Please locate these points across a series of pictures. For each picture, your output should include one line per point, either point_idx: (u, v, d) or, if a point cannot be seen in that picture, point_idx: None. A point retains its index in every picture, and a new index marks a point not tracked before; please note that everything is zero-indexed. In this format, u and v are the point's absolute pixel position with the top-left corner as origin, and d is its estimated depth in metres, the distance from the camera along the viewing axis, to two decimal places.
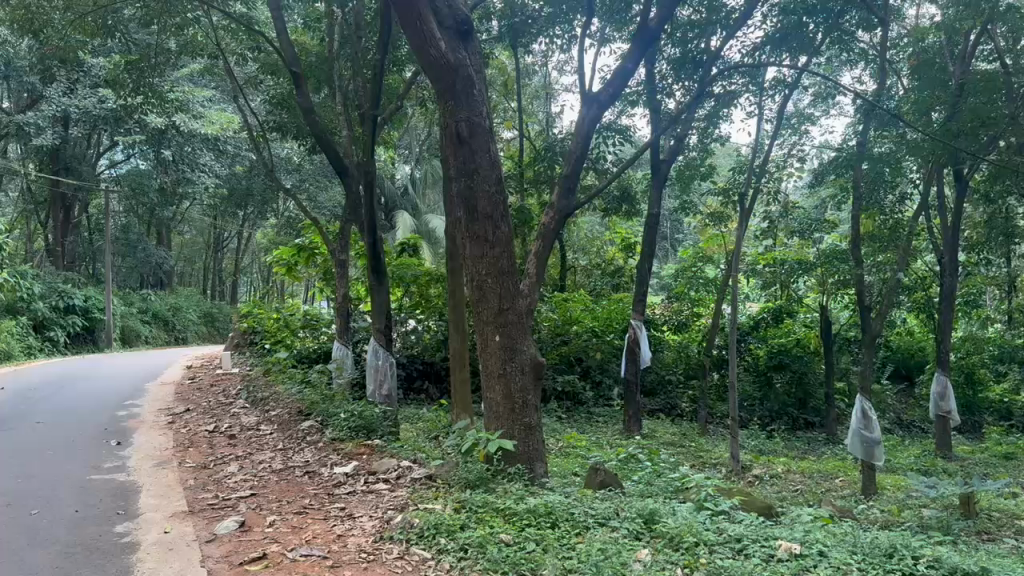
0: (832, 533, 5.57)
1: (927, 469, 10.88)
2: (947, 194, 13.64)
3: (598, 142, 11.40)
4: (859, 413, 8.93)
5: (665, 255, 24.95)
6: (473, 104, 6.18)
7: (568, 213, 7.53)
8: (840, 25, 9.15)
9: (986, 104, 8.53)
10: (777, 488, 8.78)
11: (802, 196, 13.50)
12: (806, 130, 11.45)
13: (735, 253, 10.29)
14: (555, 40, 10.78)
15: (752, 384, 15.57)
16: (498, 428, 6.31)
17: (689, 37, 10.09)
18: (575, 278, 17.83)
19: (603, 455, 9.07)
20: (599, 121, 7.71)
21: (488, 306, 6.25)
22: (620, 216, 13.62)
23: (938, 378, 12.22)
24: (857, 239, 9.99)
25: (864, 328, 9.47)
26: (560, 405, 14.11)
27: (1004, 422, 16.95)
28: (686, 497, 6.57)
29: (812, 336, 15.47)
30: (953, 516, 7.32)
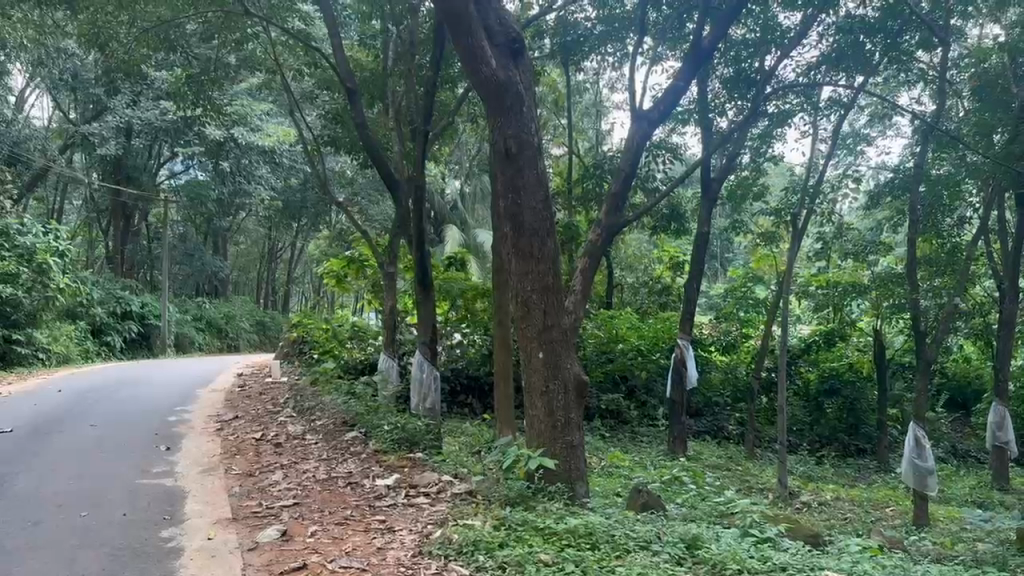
0: (881, 565, 5.43)
1: (984, 501, 10.52)
2: (1008, 218, 13.20)
3: (648, 161, 11.29)
4: (913, 441, 8.64)
5: (713, 275, 24.62)
6: (523, 121, 6.23)
7: (615, 232, 7.48)
8: (900, 45, 8.90)
9: None
10: (825, 515, 8.57)
11: (857, 217, 13.21)
12: (861, 151, 11.24)
13: (787, 275, 10.04)
14: (607, 57, 10.71)
15: (803, 409, 15.21)
16: (539, 445, 6.28)
17: (743, 55, 9.96)
18: (622, 296, 17.76)
19: (645, 476, 8.97)
20: (650, 137, 7.74)
21: (533, 322, 6.25)
22: (668, 234, 13.51)
23: (996, 408, 11.77)
24: (913, 262, 9.67)
25: (920, 354, 9.16)
26: (604, 423, 13.97)
27: None
28: (730, 523, 6.48)
29: (865, 361, 15.12)
30: (1008, 551, 7.01)
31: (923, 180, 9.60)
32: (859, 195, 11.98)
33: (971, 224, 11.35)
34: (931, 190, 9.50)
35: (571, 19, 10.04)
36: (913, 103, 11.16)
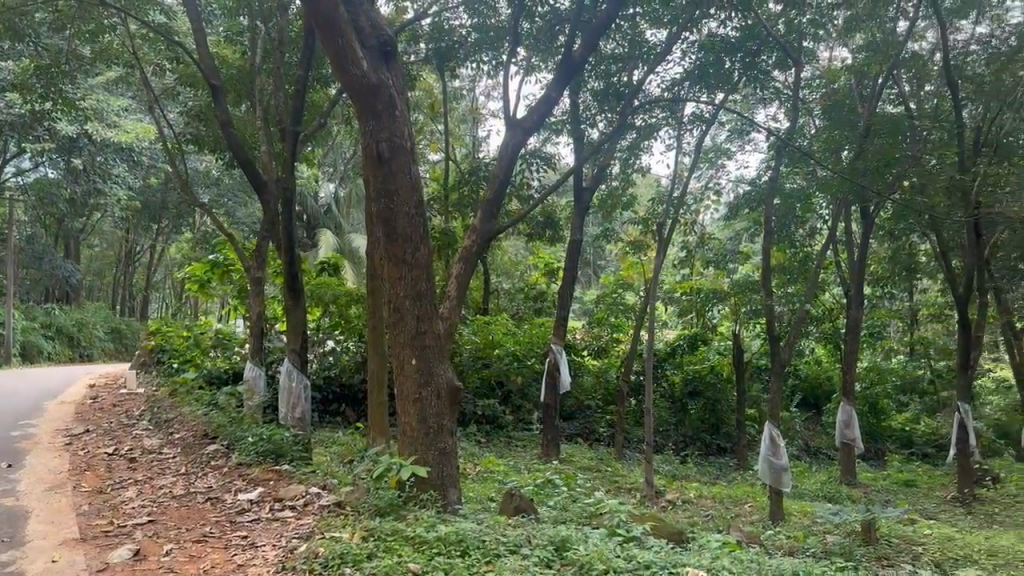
0: (738, 560, 5.69)
1: (831, 495, 11.25)
2: (853, 230, 14.16)
3: (521, 170, 11.34)
4: (768, 440, 9.12)
5: (585, 282, 25.22)
6: (395, 125, 6.16)
7: (489, 238, 7.48)
8: (757, 66, 9.37)
9: (891, 145, 9.20)
10: (689, 513, 8.92)
11: (718, 228, 13.82)
12: (721, 165, 11.72)
13: (654, 282, 10.34)
14: (482, 65, 10.69)
15: (668, 410, 15.71)
16: (410, 454, 6.21)
17: (612, 70, 10.21)
18: (498, 301, 17.93)
19: (519, 480, 9.06)
20: (524, 145, 7.82)
21: (406, 329, 6.17)
22: (543, 241, 13.73)
23: (843, 408, 12.56)
24: (768, 271, 10.31)
25: (775, 356, 9.69)
26: (479, 428, 14.02)
27: (905, 451, 16.43)
28: (599, 523, 6.65)
29: (725, 363, 15.90)
30: (853, 542, 7.47)
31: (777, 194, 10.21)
32: (721, 206, 12.58)
33: (821, 235, 12.12)
34: (785, 203, 10.08)
35: (447, 25, 9.97)
36: (769, 120, 11.61)
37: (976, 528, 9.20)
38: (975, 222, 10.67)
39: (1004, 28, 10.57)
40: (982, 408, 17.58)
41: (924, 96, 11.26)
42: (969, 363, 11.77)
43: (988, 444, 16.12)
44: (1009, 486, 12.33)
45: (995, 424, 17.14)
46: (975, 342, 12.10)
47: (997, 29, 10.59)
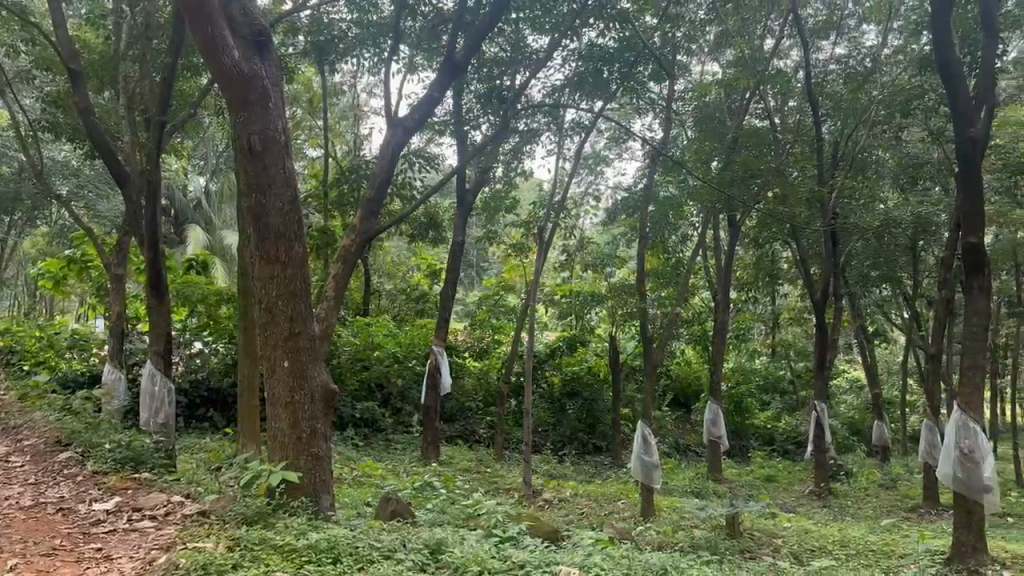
0: (610, 556, 5.86)
1: (700, 491, 11.73)
2: (721, 236, 14.82)
3: (403, 169, 11.18)
4: (641, 439, 9.42)
5: (465, 284, 25.25)
6: (269, 118, 5.98)
7: (370, 238, 7.36)
8: (634, 76, 9.56)
9: (756, 157, 9.73)
10: (565, 511, 9.07)
11: (597, 233, 14.06)
12: (601, 171, 12.09)
13: (535, 284, 10.29)
14: (363, 62, 10.49)
15: (547, 410, 16.00)
16: (281, 459, 6.02)
17: (494, 74, 10.25)
18: (379, 302, 17.70)
19: (397, 483, 8.97)
20: (406, 145, 7.69)
21: (278, 330, 5.98)
22: (424, 242, 13.61)
23: (711, 406, 13.10)
24: (641, 274, 10.79)
25: (648, 356, 10.00)
26: (357, 432, 13.69)
27: (768, 448, 17.22)
28: (476, 525, 6.68)
29: (602, 364, 16.29)
30: (719, 535, 7.79)
31: (652, 201, 10.54)
32: (600, 211, 12.91)
33: (692, 241, 12.63)
34: (660, 210, 10.45)
35: (326, 19, 9.80)
36: (645, 129, 12.06)
37: (830, 519, 9.81)
38: (831, 232, 11.34)
39: (859, 50, 11.26)
40: (836, 406, 18.80)
41: (787, 111, 11.92)
42: (825, 364, 12.52)
43: (841, 440, 17.25)
44: (858, 479, 13.23)
45: (847, 421, 18.37)
46: (830, 344, 12.91)
47: (854, 51, 11.26)
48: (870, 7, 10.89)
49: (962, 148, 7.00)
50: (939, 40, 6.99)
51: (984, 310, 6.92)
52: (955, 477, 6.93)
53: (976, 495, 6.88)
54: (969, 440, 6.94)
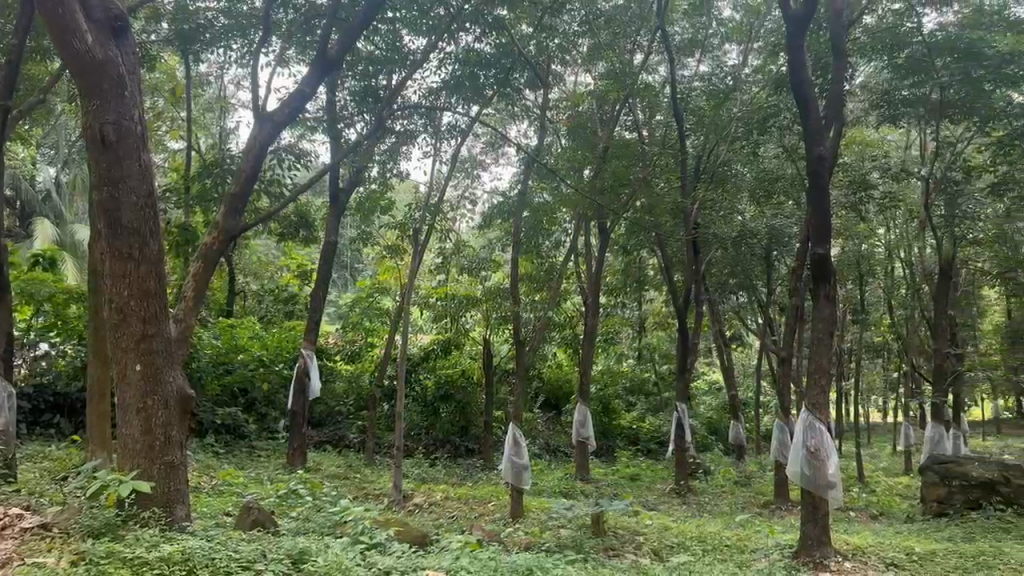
0: (477, 558, 5.91)
1: (568, 491, 11.99)
2: (592, 242, 15.22)
3: (272, 166, 10.73)
4: (511, 442, 9.51)
5: (337, 286, 24.71)
6: (124, 107, 5.65)
7: (235, 236, 7.10)
8: (510, 83, 9.65)
9: (625, 167, 10.04)
10: (434, 515, 9.02)
11: (472, 237, 14.07)
12: (477, 175, 12.15)
13: (409, 287, 9.99)
14: (231, 53, 10.08)
15: (419, 413, 16.03)
16: (131, 468, 5.69)
17: (369, 73, 10.08)
18: (244, 303, 17.08)
19: (260, 492, 8.65)
20: (274, 142, 7.42)
21: (130, 331, 5.66)
22: (295, 242, 13.21)
23: (580, 408, 13.41)
24: (515, 279, 10.90)
25: (520, 360, 10.09)
26: (219, 440, 13.07)
27: (633, 448, 17.91)
28: (342, 532, 6.57)
29: (476, 367, 16.12)
30: (584, 535, 7.96)
31: (527, 207, 10.67)
32: (476, 215, 12.97)
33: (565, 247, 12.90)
34: (533, 216, 10.62)
35: (190, 6, 9.38)
36: (520, 136, 12.23)
37: (689, 516, 10.25)
38: (694, 242, 11.80)
39: (721, 68, 11.83)
40: (697, 407, 19.69)
41: (655, 124, 12.38)
42: (686, 367, 13.03)
43: (700, 439, 18.07)
44: (715, 477, 13.91)
45: (707, 421, 19.27)
46: (693, 349, 13.46)
47: (716, 69, 11.81)
48: (733, 28, 11.50)
49: (812, 165, 7.45)
50: (794, 62, 7.40)
51: (830, 317, 7.40)
52: (803, 474, 7.35)
53: (823, 492, 7.33)
54: (815, 439, 7.42)
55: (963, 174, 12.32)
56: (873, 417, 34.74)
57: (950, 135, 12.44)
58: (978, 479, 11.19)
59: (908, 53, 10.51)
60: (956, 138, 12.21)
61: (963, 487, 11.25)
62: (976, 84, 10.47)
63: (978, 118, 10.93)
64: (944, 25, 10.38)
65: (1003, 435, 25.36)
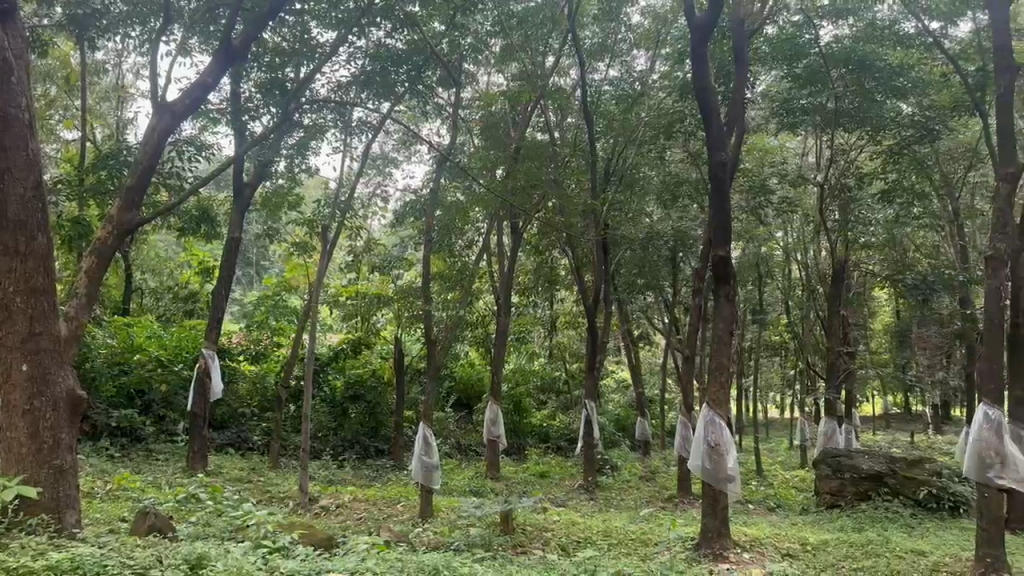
0: (383, 559, 5.88)
1: (477, 489, 12.01)
2: (503, 241, 15.29)
3: (171, 158, 10.27)
4: (421, 441, 9.45)
5: (240, 284, 24.06)
6: (10, 93, 5.36)
7: (132, 230, 6.84)
8: (422, 81, 9.53)
9: (537, 168, 10.12)
10: (341, 517, 8.89)
11: (383, 234, 13.92)
12: (389, 172, 12.01)
13: (316, 286, 9.76)
14: (130, 40, 9.64)
15: (327, 414, 15.65)
16: (15, 474, 5.41)
17: (276, 64, 9.80)
18: (142, 301, 16.40)
19: (158, 496, 8.33)
20: (173, 133, 7.16)
21: (14, 330, 5.36)
22: (197, 237, 12.78)
23: (490, 406, 13.47)
24: (427, 278, 10.82)
25: (431, 359, 10.04)
26: (114, 443, 12.58)
27: (543, 446, 18.12)
28: (244, 536, 6.42)
29: (386, 367, 16.13)
30: (493, 533, 7.98)
31: (439, 206, 10.58)
32: (387, 213, 12.81)
33: (476, 246, 12.89)
34: (445, 215, 10.57)
35: None
36: (433, 133, 12.19)
37: (596, 511, 10.44)
38: (603, 243, 12.00)
39: (629, 73, 12.11)
40: (605, 405, 20.06)
41: (567, 126, 12.53)
42: (594, 365, 13.26)
43: (608, 436, 18.43)
44: (621, 473, 14.21)
45: (615, 419, 19.66)
46: (601, 348, 13.69)
47: (625, 75, 12.09)
48: (641, 35, 11.78)
49: (714, 169, 7.68)
50: (698, 69, 7.62)
51: (729, 316, 7.66)
52: (703, 467, 7.62)
53: (722, 485, 7.58)
54: (715, 434, 7.64)
55: (855, 181, 12.94)
56: (768, 413, 36.16)
57: (843, 144, 13.08)
58: (868, 472, 11.82)
59: (806, 63, 11.09)
60: (849, 147, 12.83)
61: (854, 479, 11.82)
62: (867, 95, 11.06)
63: (869, 127, 11.47)
64: (838, 38, 10.86)
65: (887, 429, 26.85)
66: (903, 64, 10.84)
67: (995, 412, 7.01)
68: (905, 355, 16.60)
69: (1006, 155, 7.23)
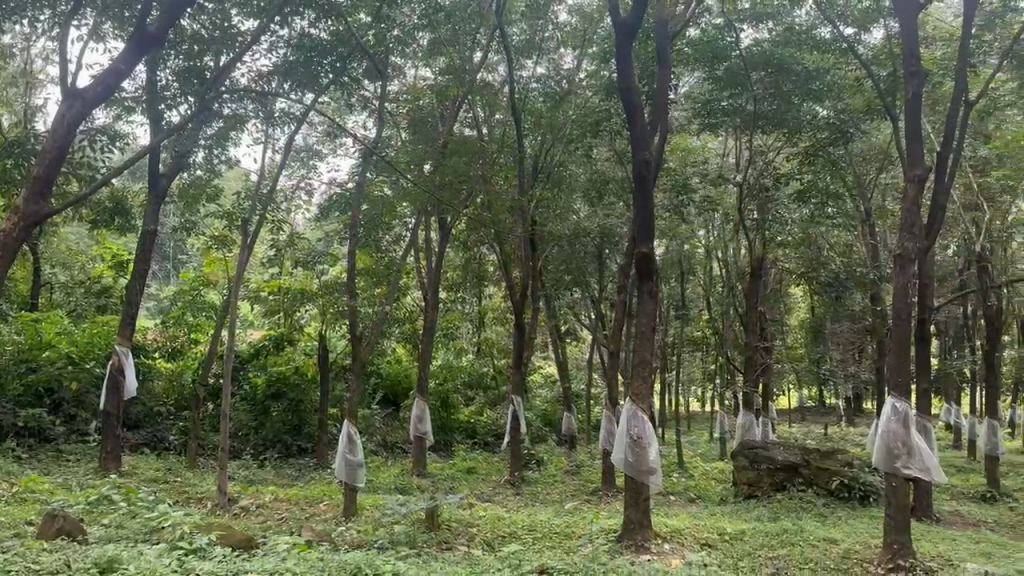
0: (304, 558, 5.80)
1: (403, 487, 11.94)
2: (428, 236, 15.23)
3: (82, 147, 9.83)
4: (346, 439, 9.35)
5: (157, 279, 23.33)
6: None
7: (40, 222, 6.56)
8: (347, 73, 9.44)
9: (465, 163, 10.12)
10: (262, 517, 8.72)
11: (307, 228, 13.69)
12: (313, 166, 11.84)
13: (237, 280, 9.52)
14: (37, 23, 9.18)
15: (248, 413, 15.33)
16: None
17: (193, 52, 9.47)
18: (52, 296, 15.72)
19: (68, 499, 8.01)
20: (85, 121, 6.87)
21: None
22: (111, 230, 12.33)
23: (417, 403, 13.39)
24: (353, 273, 10.68)
25: (355, 355, 9.91)
26: (20, 444, 12.02)
27: (470, 442, 18.10)
28: (159, 538, 6.24)
29: (310, 364, 15.91)
30: (418, 530, 7.93)
31: (364, 199, 10.44)
32: (312, 206, 12.61)
33: (403, 241, 12.80)
34: (371, 209, 10.46)
35: None
36: (358, 127, 12.10)
37: (521, 506, 10.51)
38: (530, 239, 12.09)
39: (557, 72, 12.23)
40: (532, 400, 20.22)
41: (494, 123, 12.56)
42: (521, 361, 13.33)
43: (535, 431, 18.57)
44: (548, 467, 14.34)
45: (542, 414, 19.82)
46: (528, 343, 13.77)
47: (552, 72, 12.20)
48: (568, 34, 11.90)
49: (637, 168, 7.80)
50: (623, 67, 7.72)
51: (652, 313, 7.81)
52: (626, 461, 7.77)
53: (644, 477, 7.72)
54: (637, 428, 7.78)
55: (772, 182, 13.35)
56: (690, 407, 37.01)
57: (762, 145, 13.46)
58: (783, 463, 12.20)
59: (727, 66, 11.27)
60: (767, 149, 13.23)
61: (770, 470, 12.19)
62: (785, 97, 11.46)
63: (787, 129, 11.87)
64: (757, 41, 11.29)
65: (803, 421, 27.83)
66: (820, 68, 11.15)
67: (902, 405, 7.34)
68: (819, 350, 17.22)
69: (914, 158, 7.53)
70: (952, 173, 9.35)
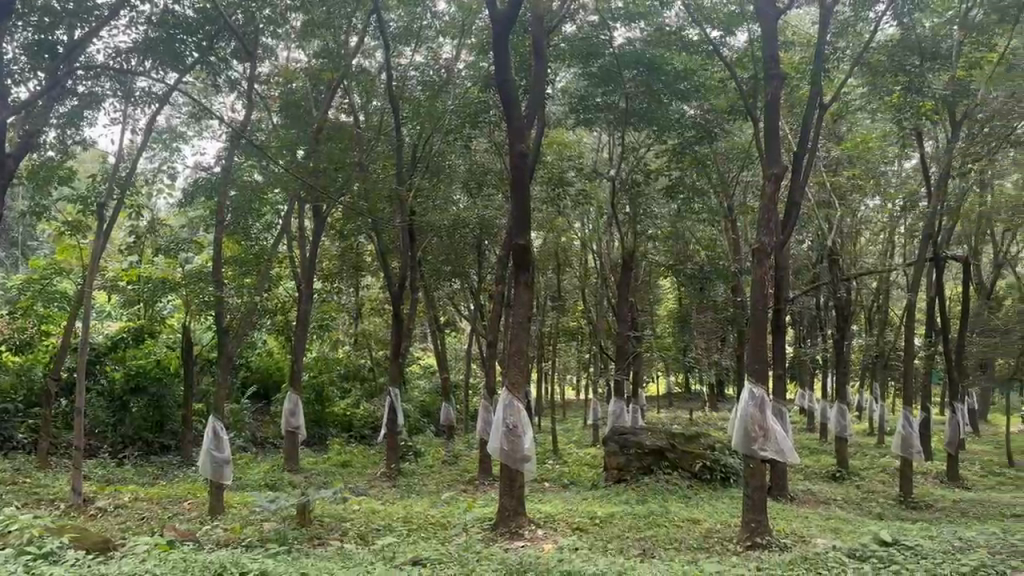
0: (164, 559, 5.58)
1: (274, 482, 11.64)
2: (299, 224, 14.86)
3: None
4: (212, 434, 9.04)
5: (2, 267, 21.60)
6: None
7: None
8: (213, 52, 9.05)
9: (339, 150, 9.95)
10: (121, 518, 8.32)
11: (170, 213, 13.05)
12: (177, 148, 11.36)
13: (92, 267, 8.99)
14: None
15: (105, 410, 14.58)
16: None
17: (43, 24, 8.76)
18: None
19: None
20: None
21: None
22: None
23: (289, 396, 13.08)
24: (219, 262, 10.26)
25: (221, 348, 9.55)
26: None
27: (345, 435, 17.62)
28: (4, 544, 5.84)
29: (173, 357, 15.20)
30: (287, 526, 7.74)
31: (233, 185, 10.10)
32: (174, 191, 12.07)
33: (274, 230, 12.46)
34: (240, 196, 10.12)
35: None
36: (225, 108, 11.65)
37: (397, 498, 10.46)
38: (409, 230, 12.00)
39: (435, 59, 12.09)
40: (410, 391, 20.15)
41: (371, 110, 12.36)
42: (399, 352, 13.21)
43: (414, 422, 18.52)
44: (425, 458, 14.34)
45: (420, 405, 19.79)
46: (405, 335, 13.67)
47: (430, 60, 12.08)
48: (447, 23, 11.88)
49: (513, 160, 7.88)
50: (499, 59, 7.75)
51: (527, 303, 7.90)
52: (501, 450, 7.85)
53: (519, 465, 7.86)
54: (514, 416, 7.90)
55: (643, 176, 13.78)
56: (566, 395, 37.95)
57: (633, 140, 13.84)
58: (650, 447, 12.66)
59: (600, 63, 11.68)
60: (640, 145, 13.64)
61: (638, 455, 12.61)
62: (655, 96, 11.75)
63: (654, 126, 12.23)
64: (630, 40, 11.60)
65: (672, 408, 29.07)
66: (688, 69, 11.59)
67: (758, 391, 7.71)
68: (686, 338, 17.98)
69: (772, 155, 7.94)
70: (807, 172, 9.94)
